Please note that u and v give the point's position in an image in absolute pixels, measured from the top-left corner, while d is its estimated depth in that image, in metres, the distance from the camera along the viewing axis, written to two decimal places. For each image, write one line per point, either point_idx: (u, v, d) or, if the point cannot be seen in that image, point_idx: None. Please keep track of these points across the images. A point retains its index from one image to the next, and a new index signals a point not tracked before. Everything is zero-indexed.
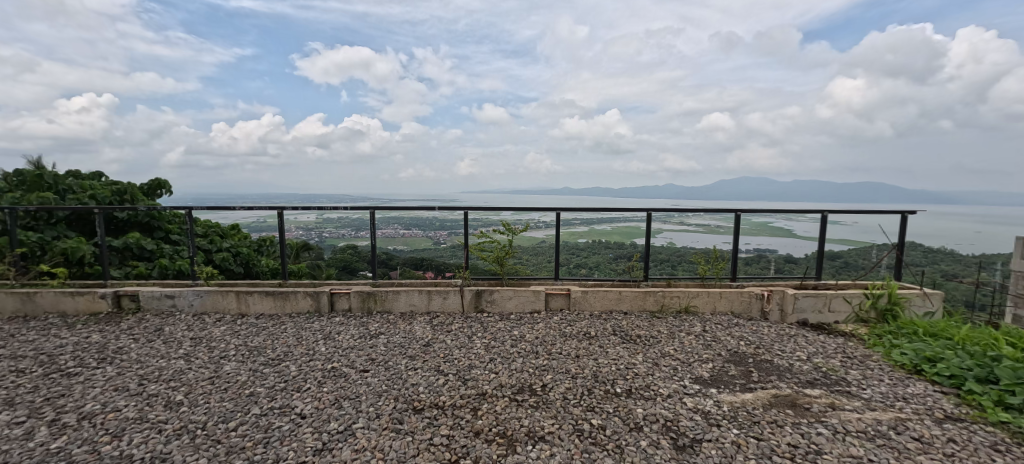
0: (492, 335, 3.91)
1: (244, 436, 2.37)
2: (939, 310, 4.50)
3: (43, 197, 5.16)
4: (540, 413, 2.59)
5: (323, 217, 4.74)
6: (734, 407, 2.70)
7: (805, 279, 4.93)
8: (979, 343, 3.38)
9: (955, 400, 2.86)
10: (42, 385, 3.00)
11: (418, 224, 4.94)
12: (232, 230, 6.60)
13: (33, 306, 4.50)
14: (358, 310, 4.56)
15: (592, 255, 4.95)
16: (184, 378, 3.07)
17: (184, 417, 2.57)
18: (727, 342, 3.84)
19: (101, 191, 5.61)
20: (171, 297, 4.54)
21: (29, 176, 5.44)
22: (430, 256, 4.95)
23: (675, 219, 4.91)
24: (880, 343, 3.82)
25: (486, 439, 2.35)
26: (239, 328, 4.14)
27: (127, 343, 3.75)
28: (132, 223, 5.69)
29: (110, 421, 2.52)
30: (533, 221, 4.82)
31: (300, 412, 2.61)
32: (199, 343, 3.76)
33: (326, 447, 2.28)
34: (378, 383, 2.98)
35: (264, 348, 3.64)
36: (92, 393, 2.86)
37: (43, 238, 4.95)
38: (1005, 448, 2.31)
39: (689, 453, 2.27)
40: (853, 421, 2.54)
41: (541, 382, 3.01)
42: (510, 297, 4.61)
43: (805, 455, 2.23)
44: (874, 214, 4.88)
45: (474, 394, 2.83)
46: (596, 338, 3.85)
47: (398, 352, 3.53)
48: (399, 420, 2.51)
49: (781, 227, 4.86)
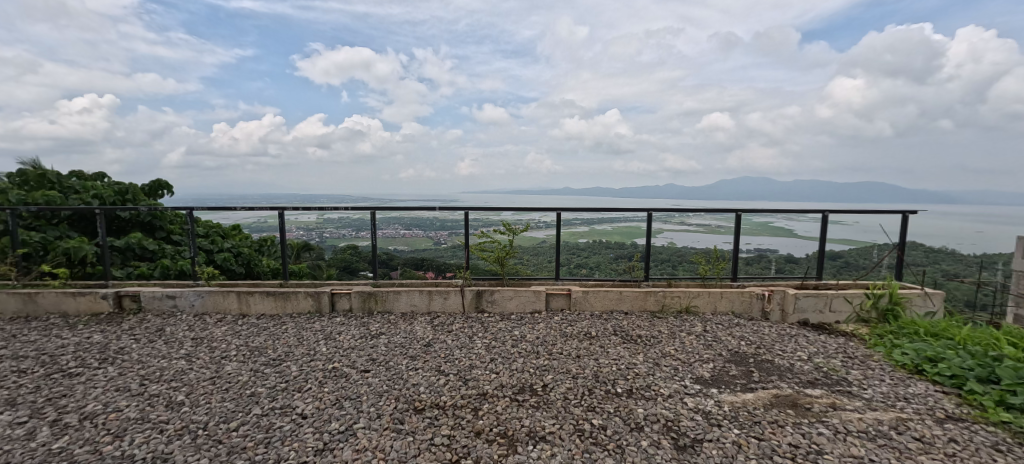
0: (493, 335, 3.91)
1: (245, 436, 2.37)
2: (940, 310, 4.50)
3: (47, 197, 5.17)
4: (540, 413, 2.59)
5: (324, 217, 4.76)
6: (735, 407, 2.70)
7: (806, 279, 4.91)
8: (980, 344, 3.37)
9: (956, 400, 2.85)
10: (43, 385, 3.01)
11: (418, 224, 4.95)
12: (233, 230, 6.61)
13: (34, 307, 4.50)
14: (359, 310, 4.57)
15: (593, 255, 4.95)
16: (185, 379, 3.08)
17: (185, 417, 2.57)
18: (727, 342, 3.84)
19: (103, 191, 5.62)
20: (172, 297, 4.54)
21: (32, 176, 5.45)
22: (430, 257, 4.95)
23: (675, 219, 4.91)
24: (880, 343, 3.82)
25: (487, 439, 2.35)
26: (240, 328, 4.15)
27: (128, 343, 3.75)
28: (133, 223, 5.69)
29: (111, 421, 2.53)
30: (534, 221, 4.82)
31: (301, 412, 2.62)
32: (200, 343, 3.77)
33: (326, 447, 2.28)
34: (379, 383, 2.98)
35: (264, 348, 3.65)
36: (93, 394, 2.86)
37: (45, 238, 4.96)
38: (1007, 449, 2.31)
39: (689, 453, 2.26)
40: (854, 421, 2.54)
41: (541, 382, 3.01)
42: (510, 297, 4.61)
43: (805, 455, 2.23)
44: (874, 213, 4.88)
45: (474, 394, 2.83)
46: (596, 338, 3.85)
47: (399, 352, 3.54)
48: (399, 420, 2.52)
49: (781, 227, 4.85)
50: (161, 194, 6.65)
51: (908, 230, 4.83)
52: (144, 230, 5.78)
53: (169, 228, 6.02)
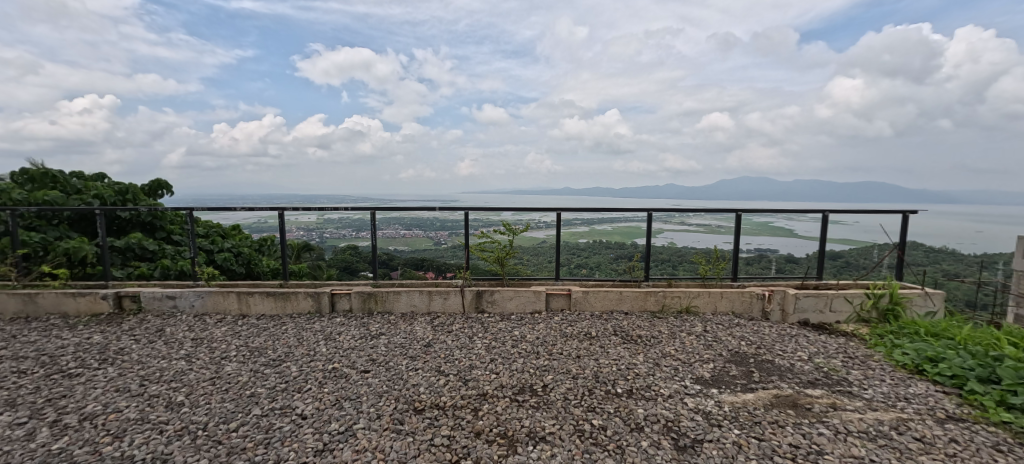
0: (493, 335, 3.92)
1: (245, 437, 2.37)
2: (940, 310, 4.49)
3: (47, 197, 5.16)
4: (540, 414, 2.59)
5: (324, 217, 4.77)
6: (735, 407, 2.70)
7: (806, 279, 4.90)
8: (981, 344, 3.36)
9: (957, 400, 2.85)
10: (43, 385, 3.01)
11: (418, 224, 4.94)
12: (233, 230, 6.63)
13: (35, 308, 4.50)
14: (359, 310, 4.57)
15: (593, 255, 4.94)
16: (185, 379, 3.08)
17: (185, 417, 2.58)
18: (727, 342, 3.84)
19: (105, 191, 5.63)
20: (172, 298, 4.55)
21: (35, 175, 5.47)
22: (431, 257, 4.95)
23: (675, 219, 4.91)
24: (881, 343, 3.81)
25: (487, 440, 2.35)
26: (240, 328, 4.15)
27: (128, 344, 3.76)
28: (133, 223, 5.69)
29: (111, 421, 2.53)
30: (534, 221, 4.82)
31: (301, 413, 2.62)
32: (200, 343, 3.77)
33: (326, 448, 2.28)
34: (379, 384, 2.98)
35: (265, 348, 3.65)
36: (93, 395, 2.86)
37: (45, 238, 4.96)
38: (1007, 449, 2.30)
39: (689, 454, 2.26)
40: (855, 421, 2.53)
41: (542, 382, 3.01)
42: (510, 297, 4.61)
43: (805, 455, 2.23)
44: (874, 213, 4.88)
45: (474, 394, 2.83)
46: (596, 338, 3.85)
47: (399, 352, 3.54)
48: (399, 421, 2.52)
49: (781, 227, 4.85)
50: (161, 195, 6.65)
51: (908, 230, 4.82)
52: (144, 230, 5.79)
53: (169, 228, 6.02)
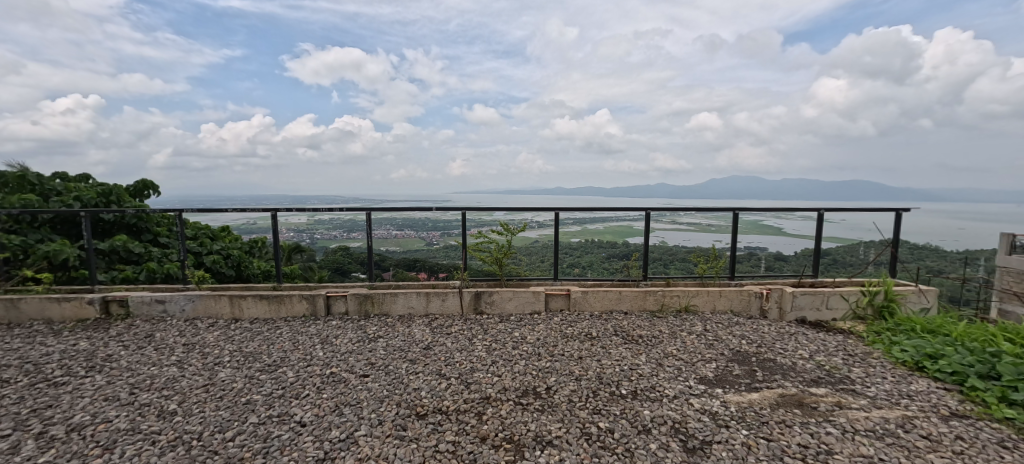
0: (493, 336, 3.87)
1: (242, 446, 2.29)
2: (934, 306, 4.54)
3: (26, 200, 5.00)
4: (545, 417, 2.54)
5: (315, 218, 4.59)
6: (741, 407, 2.68)
7: (801, 278, 4.90)
8: (977, 340, 3.39)
9: (958, 396, 2.86)
10: (27, 395, 2.89)
11: (411, 225, 4.84)
12: (223, 232, 6.54)
13: (17, 314, 4.34)
14: (356, 313, 4.48)
15: (585, 254, 4.91)
16: (178, 386, 2.98)
17: (178, 427, 2.48)
18: (728, 341, 3.82)
19: (86, 192, 5.47)
20: (161, 302, 4.42)
21: (12, 178, 5.29)
22: (423, 257, 4.88)
23: (668, 218, 4.86)
24: (879, 340, 3.83)
25: (493, 445, 2.29)
26: (234, 333, 4.04)
27: (116, 350, 3.64)
28: (118, 225, 5.57)
29: (100, 432, 2.43)
30: (529, 221, 4.75)
31: (300, 420, 2.54)
32: (191, 350, 3.65)
33: (327, 457, 2.21)
34: (379, 388, 2.91)
35: (259, 354, 3.55)
36: (81, 404, 2.75)
37: (25, 241, 4.82)
38: (1013, 445, 2.31)
39: (699, 456, 2.22)
40: (861, 420, 2.52)
41: (545, 385, 2.96)
42: (509, 298, 4.56)
43: (816, 455, 2.20)
44: (864, 212, 4.92)
45: (477, 398, 2.77)
46: (597, 339, 3.81)
47: (398, 356, 3.47)
48: (402, 426, 2.46)
49: (770, 226, 4.88)
50: (147, 196, 6.51)
51: (899, 228, 4.86)
52: (130, 232, 5.66)
53: (156, 230, 5.89)
